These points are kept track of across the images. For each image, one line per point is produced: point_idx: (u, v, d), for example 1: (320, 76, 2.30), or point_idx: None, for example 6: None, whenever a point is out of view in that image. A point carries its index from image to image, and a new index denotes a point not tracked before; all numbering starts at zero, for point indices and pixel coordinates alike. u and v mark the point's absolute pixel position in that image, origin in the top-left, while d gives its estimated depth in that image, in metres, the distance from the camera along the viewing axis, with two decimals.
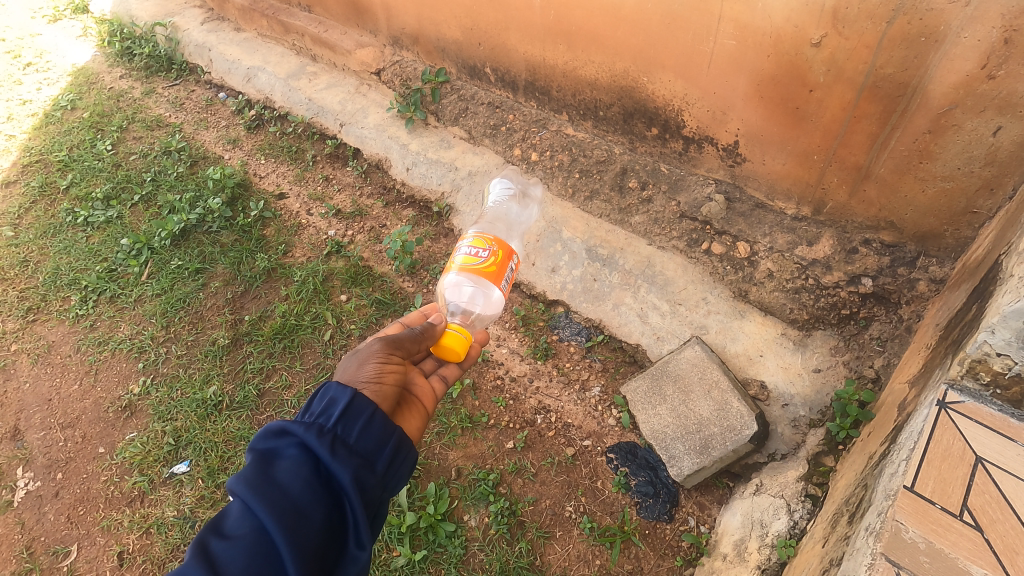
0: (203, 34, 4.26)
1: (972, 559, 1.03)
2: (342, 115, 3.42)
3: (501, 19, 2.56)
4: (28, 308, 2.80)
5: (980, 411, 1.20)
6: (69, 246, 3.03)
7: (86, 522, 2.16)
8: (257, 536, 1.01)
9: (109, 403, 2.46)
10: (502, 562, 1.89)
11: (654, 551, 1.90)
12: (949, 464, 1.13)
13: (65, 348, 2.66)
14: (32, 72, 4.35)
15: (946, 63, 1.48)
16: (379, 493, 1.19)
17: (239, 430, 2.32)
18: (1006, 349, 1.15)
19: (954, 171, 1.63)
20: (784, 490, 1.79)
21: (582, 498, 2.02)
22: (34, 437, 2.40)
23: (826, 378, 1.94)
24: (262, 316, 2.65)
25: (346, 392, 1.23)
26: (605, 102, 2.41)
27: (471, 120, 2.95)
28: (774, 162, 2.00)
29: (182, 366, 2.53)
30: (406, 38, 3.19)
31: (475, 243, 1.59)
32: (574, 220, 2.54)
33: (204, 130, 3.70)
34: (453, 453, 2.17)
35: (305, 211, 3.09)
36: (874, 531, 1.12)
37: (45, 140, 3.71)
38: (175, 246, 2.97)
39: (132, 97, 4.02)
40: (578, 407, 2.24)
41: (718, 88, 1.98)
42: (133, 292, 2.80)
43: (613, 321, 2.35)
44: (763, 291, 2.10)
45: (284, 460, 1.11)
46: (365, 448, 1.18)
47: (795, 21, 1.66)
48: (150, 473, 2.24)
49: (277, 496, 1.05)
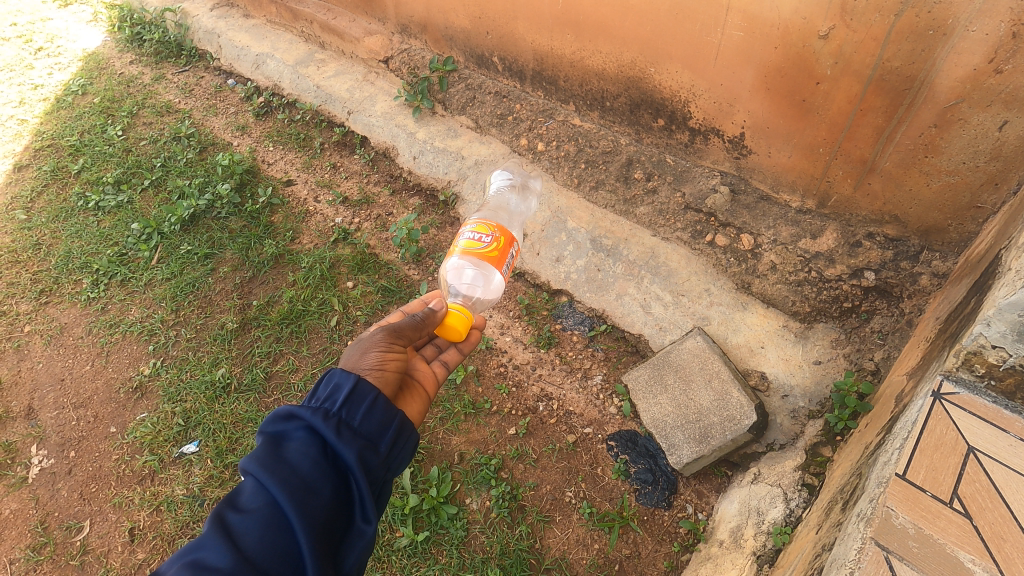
0: (213, 20, 4.26)
1: (960, 544, 1.06)
2: (350, 103, 3.43)
3: (510, 9, 2.55)
4: (40, 290, 2.85)
5: (973, 401, 1.22)
6: (80, 230, 3.08)
7: (99, 499, 2.22)
8: (270, 510, 1.05)
9: (121, 384, 2.51)
10: (503, 544, 1.94)
11: (652, 537, 1.93)
12: (941, 453, 1.16)
13: (77, 330, 2.71)
14: (44, 56, 4.38)
15: (953, 57, 1.49)
16: (383, 473, 1.23)
17: (247, 413, 2.37)
18: (1002, 342, 1.17)
19: (959, 165, 1.63)
20: (781, 480, 1.82)
21: (582, 484, 2.05)
22: (47, 416, 2.45)
23: (826, 371, 1.96)
24: (269, 301, 2.69)
25: (349, 377, 1.25)
26: (613, 93, 2.41)
27: (478, 109, 2.97)
28: (780, 155, 2.00)
29: (191, 349, 2.58)
30: (414, 26, 3.18)
31: (478, 229, 1.61)
32: (578, 211, 2.57)
33: (213, 116, 3.72)
34: (456, 438, 2.21)
35: (313, 198, 3.11)
36: (865, 517, 1.14)
37: (57, 124, 3.76)
38: (185, 231, 3.01)
39: (143, 82, 4.06)
40: (579, 395, 2.26)
41: (724, 79, 1.98)
42: (144, 276, 2.85)
43: (615, 311, 2.37)
44: (765, 284, 2.12)
45: (292, 442, 1.15)
46: (369, 431, 1.21)
47: (804, 13, 1.66)
48: (161, 453, 2.29)
49: (287, 474, 1.08)
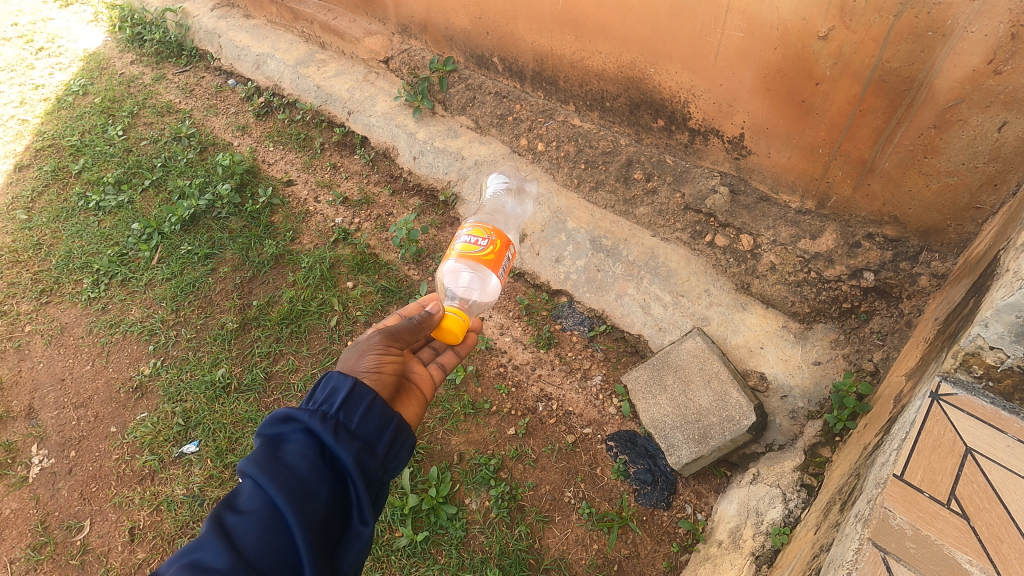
0: (213, 20, 4.26)
1: (957, 545, 1.06)
2: (350, 103, 3.43)
3: (510, 9, 2.55)
4: (40, 290, 2.86)
5: (971, 403, 1.22)
6: (81, 230, 3.08)
7: (99, 498, 2.22)
8: (268, 511, 1.05)
9: (121, 384, 2.51)
10: (502, 544, 1.94)
11: (651, 537, 1.93)
12: (939, 454, 1.16)
13: (78, 330, 2.71)
14: (45, 56, 4.39)
15: (952, 58, 1.49)
16: (380, 475, 1.23)
17: (247, 413, 2.37)
18: (999, 343, 1.17)
19: (958, 166, 1.63)
20: (780, 480, 1.82)
21: (582, 484, 2.06)
22: (48, 416, 2.46)
23: (825, 371, 1.96)
24: (269, 301, 2.70)
25: (347, 379, 1.25)
26: (612, 93, 2.41)
27: (478, 110, 2.97)
28: (779, 155, 2.00)
29: (191, 349, 2.58)
30: (414, 27, 3.18)
31: (474, 232, 1.61)
32: (578, 211, 2.57)
33: (213, 116, 3.72)
34: (456, 438, 2.21)
35: (313, 198, 3.12)
36: (862, 517, 1.14)
37: (58, 124, 3.76)
38: (185, 231, 3.02)
39: (143, 82, 4.06)
40: (579, 395, 2.27)
41: (724, 79, 1.98)
42: (144, 276, 2.85)
43: (614, 312, 2.37)
44: (765, 284, 2.12)
45: (290, 444, 1.15)
46: (366, 433, 1.22)
47: (803, 14, 1.66)
48: (161, 452, 2.30)
49: (285, 476, 1.09)
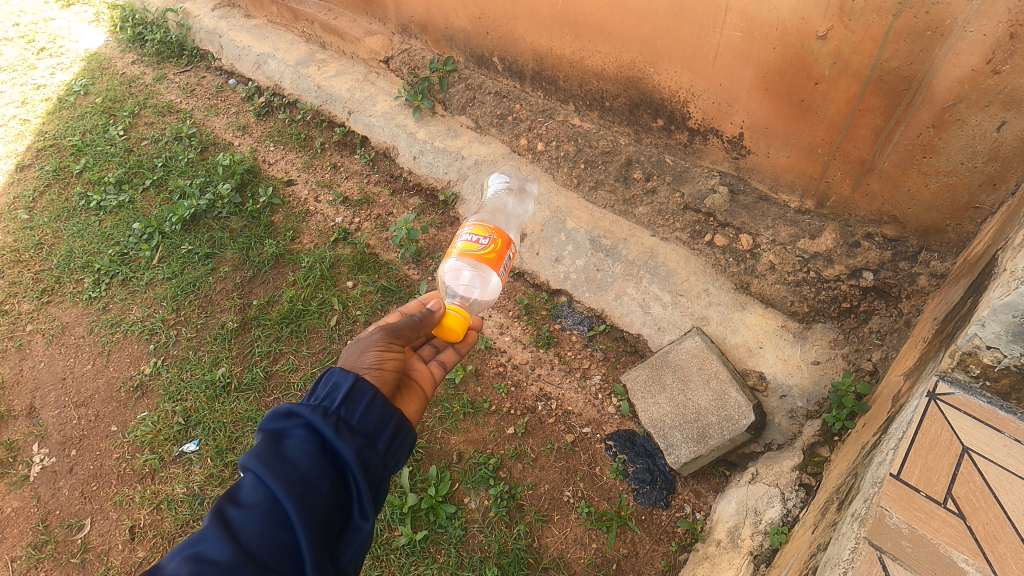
0: (214, 20, 4.26)
1: (953, 545, 1.06)
2: (350, 103, 3.44)
3: (510, 8, 2.55)
4: (42, 289, 2.87)
5: (969, 403, 1.22)
6: (82, 230, 3.09)
7: (99, 497, 2.23)
8: (270, 505, 1.06)
9: (121, 383, 2.52)
10: (501, 543, 1.95)
11: (650, 536, 1.94)
12: (936, 453, 1.16)
13: (78, 329, 2.72)
14: (46, 56, 4.40)
15: (951, 58, 1.49)
16: (380, 471, 1.24)
17: (247, 412, 2.38)
18: (996, 343, 1.16)
19: (957, 166, 1.63)
20: (779, 479, 1.82)
21: (581, 483, 2.06)
22: (49, 415, 2.47)
23: (824, 370, 1.97)
24: (269, 300, 2.70)
25: (348, 376, 1.26)
26: (612, 93, 2.41)
27: (478, 109, 2.97)
28: (779, 155, 1.99)
29: (192, 349, 2.59)
30: (415, 26, 3.18)
31: (476, 231, 1.61)
32: (578, 210, 2.57)
33: (214, 116, 3.73)
34: (455, 437, 2.22)
35: (314, 198, 3.12)
36: (859, 516, 1.14)
37: (59, 124, 3.77)
38: (186, 231, 3.03)
39: (144, 82, 4.07)
40: (578, 394, 2.27)
41: (723, 79, 1.98)
42: (145, 276, 2.86)
43: (614, 311, 2.37)
44: (764, 284, 2.12)
45: (291, 439, 1.15)
46: (367, 429, 1.22)
47: (802, 14, 1.66)
48: (161, 451, 2.31)
49: (286, 470, 1.09)
